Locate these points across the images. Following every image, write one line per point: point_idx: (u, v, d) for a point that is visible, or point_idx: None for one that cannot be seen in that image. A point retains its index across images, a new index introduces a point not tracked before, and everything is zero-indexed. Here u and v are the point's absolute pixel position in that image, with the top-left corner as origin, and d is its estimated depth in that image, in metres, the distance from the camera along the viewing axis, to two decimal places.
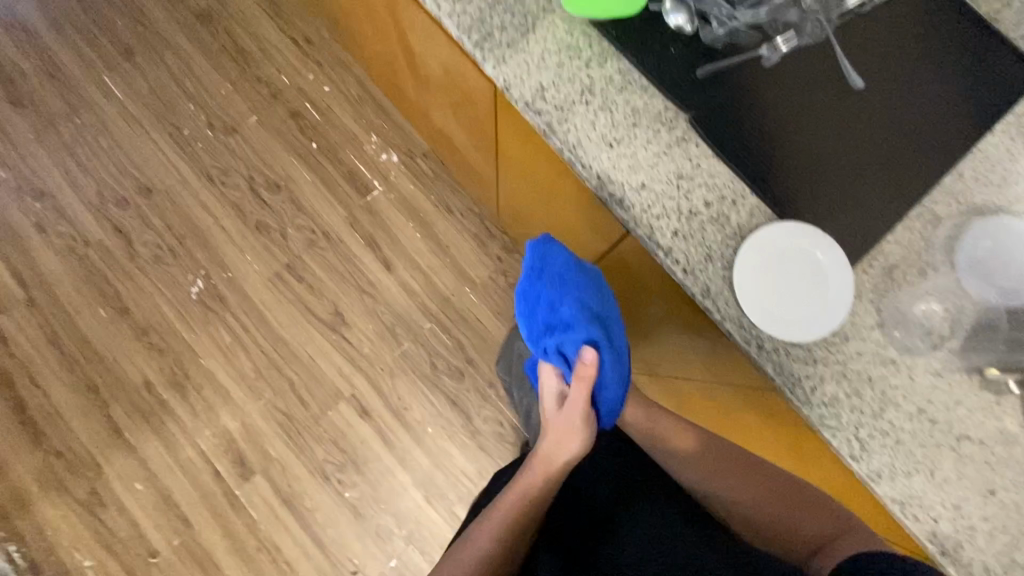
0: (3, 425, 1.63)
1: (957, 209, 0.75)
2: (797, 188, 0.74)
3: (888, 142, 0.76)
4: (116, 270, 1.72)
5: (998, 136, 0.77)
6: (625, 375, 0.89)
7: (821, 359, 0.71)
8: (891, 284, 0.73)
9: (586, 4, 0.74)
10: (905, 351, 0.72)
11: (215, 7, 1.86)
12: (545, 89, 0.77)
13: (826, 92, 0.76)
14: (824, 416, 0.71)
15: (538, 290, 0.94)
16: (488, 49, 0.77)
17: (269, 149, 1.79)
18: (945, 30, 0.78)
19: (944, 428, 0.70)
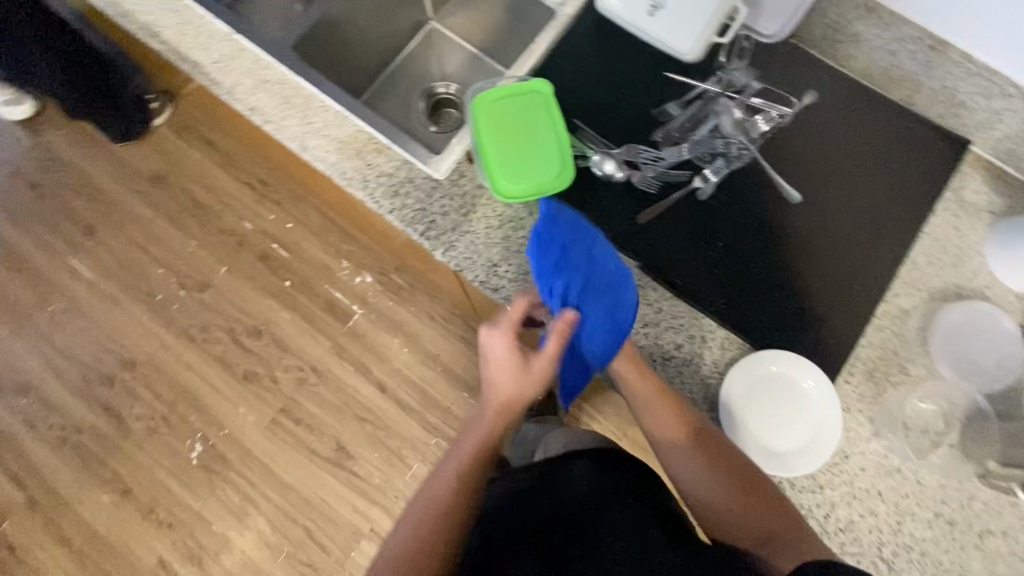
0: None
1: (920, 298, 0.76)
2: (763, 313, 0.75)
3: (835, 245, 0.78)
4: (112, 451, 1.69)
5: (940, 217, 0.79)
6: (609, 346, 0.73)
7: (826, 484, 0.71)
8: (876, 388, 0.73)
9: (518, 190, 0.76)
10: (906, 456, 0.71)
11: (167, 168, 1.87)
12: (498, 265, 0.78)
13: (766, 210, 0.78)
14: (844, 541, 0.69)
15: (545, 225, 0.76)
16: (434, 236, 0.79)
17: (243, 296, 1.78)
18: (863, 124, 0.82)
19: (966, 529, 0.69)
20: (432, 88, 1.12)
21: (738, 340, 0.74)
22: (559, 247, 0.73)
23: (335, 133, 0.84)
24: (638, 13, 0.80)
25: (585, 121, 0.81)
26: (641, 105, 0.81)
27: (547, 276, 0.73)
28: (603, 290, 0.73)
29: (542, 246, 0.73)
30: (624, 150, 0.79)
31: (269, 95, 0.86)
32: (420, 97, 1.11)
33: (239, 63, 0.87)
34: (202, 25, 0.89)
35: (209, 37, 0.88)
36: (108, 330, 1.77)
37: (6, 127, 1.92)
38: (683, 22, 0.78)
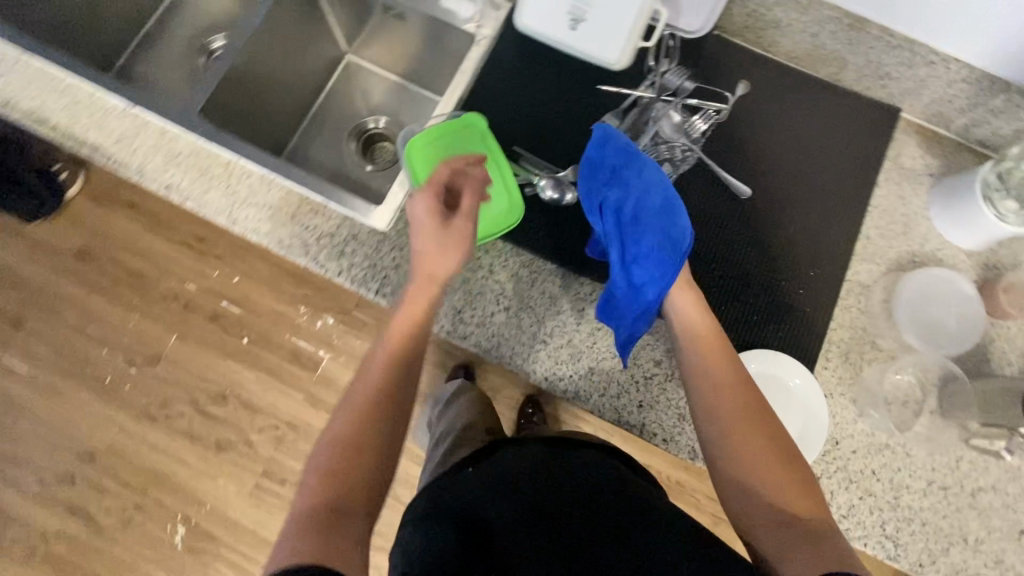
0: None
1: (879, 270, 0.77)
2: (730, 314, 0.75)
3: (790, 232, 0.78)
4: (64, 565, 1.39)
5: (884, 188, 0.80)
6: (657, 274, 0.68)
7: (822, 473, 0.71)
8: (853, 369, 0.74)
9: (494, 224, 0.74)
10: (891, 431, 0.72)
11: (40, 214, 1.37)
12: (461, 311, 0.75)
13: (717, 209, 0.78)
14: (848, 526, 0.70)
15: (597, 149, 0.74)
16: (390, 292, 0.75)
17: (192, 356, 1.39)
18: (795, 107, 0.82)
19: (958, 490, 0.71)
20: (361, 124, 1.07)
21: None
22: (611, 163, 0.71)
23: (264, 199, 0.78)
24: (560, 30, 0.77)
25: (525, 146, 0.78)
26: (578, 122, 0.79)
27: (590, 196, 0.71)
28: (656, 210, 0.71)
29: (590, 168, 0.72)
30: (570, 170, 0.78)
31: (183, 168, 0.79)
32: (350, 138, 1.06)
33: (143, 139, 0.80)
34: (94, 103, 0.81)
35: (105, 115, 0.81)
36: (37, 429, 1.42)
37: None
38: (607, 34, 0.75)
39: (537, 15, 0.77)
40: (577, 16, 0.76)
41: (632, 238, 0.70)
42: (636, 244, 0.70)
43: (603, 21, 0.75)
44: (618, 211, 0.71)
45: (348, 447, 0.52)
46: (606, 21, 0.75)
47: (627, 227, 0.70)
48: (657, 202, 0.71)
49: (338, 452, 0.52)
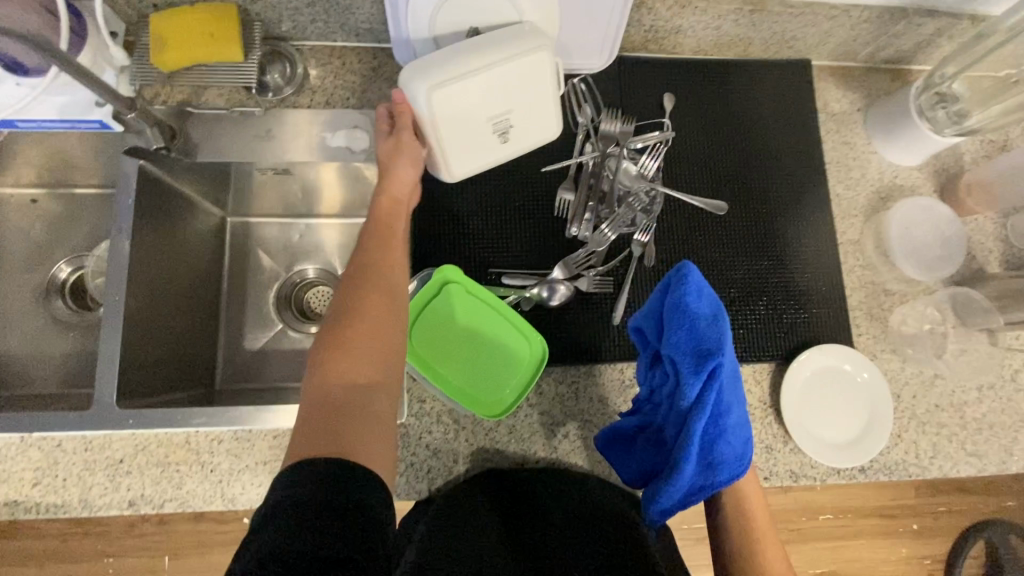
0: None
1: (860, 220, 0.80)
2: (763, 326, 0.74)
3: (774, 222, 0.77)
4: None
5: (829, 139, 0.81)
6: (693, 464, 0.58)
7: (899, 429, 0.74)
8: (880, 322, 0.77)
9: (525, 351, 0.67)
10: (934, 360, 0.76)
11: None
12: (525, 461, 0.69)
13: (705, 232, 0.76)
14: (940, 463, 0.74)
15: (698, 307, 0.60)
16: (444, 482, 0.67)
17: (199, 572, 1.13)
18: (724, 98, 0.79)
19: (1003, 383, 0.76)
20: (284, 287, 0.91)
21: (767, 365, 0.73)
22: (711, 332, 0.58)
23: (253, 457, 0.65)
24: (489, 146, 0.67)
25: (500, 261, 0.72)
26: (538, 212, 0.73)
27: (684, 358, 0.58)
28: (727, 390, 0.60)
29: (680, 322, 0.59)
30: (558, 267, 0.71)
31: (137, 472, 0.64)
32: (276, 305, 0.90)
33: (67, 465, 0.64)
34: None
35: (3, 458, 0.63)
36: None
37: None
38: (534, 126, 0.67)
39: (459, 152, 0.67)
40: (500, 127, 0.66)
41: (705, 422, 0.58)
42: (713, 434, 0.59)
43: (524, 119, 0.66)
44: (687, 372, 0.58)
45: (353, 355, 0.49)
46: (526, 115, 0.66)
47: (712, 408, 0.58)
48: (732, 369, 0.60)
49: (344, 355, 0.49)
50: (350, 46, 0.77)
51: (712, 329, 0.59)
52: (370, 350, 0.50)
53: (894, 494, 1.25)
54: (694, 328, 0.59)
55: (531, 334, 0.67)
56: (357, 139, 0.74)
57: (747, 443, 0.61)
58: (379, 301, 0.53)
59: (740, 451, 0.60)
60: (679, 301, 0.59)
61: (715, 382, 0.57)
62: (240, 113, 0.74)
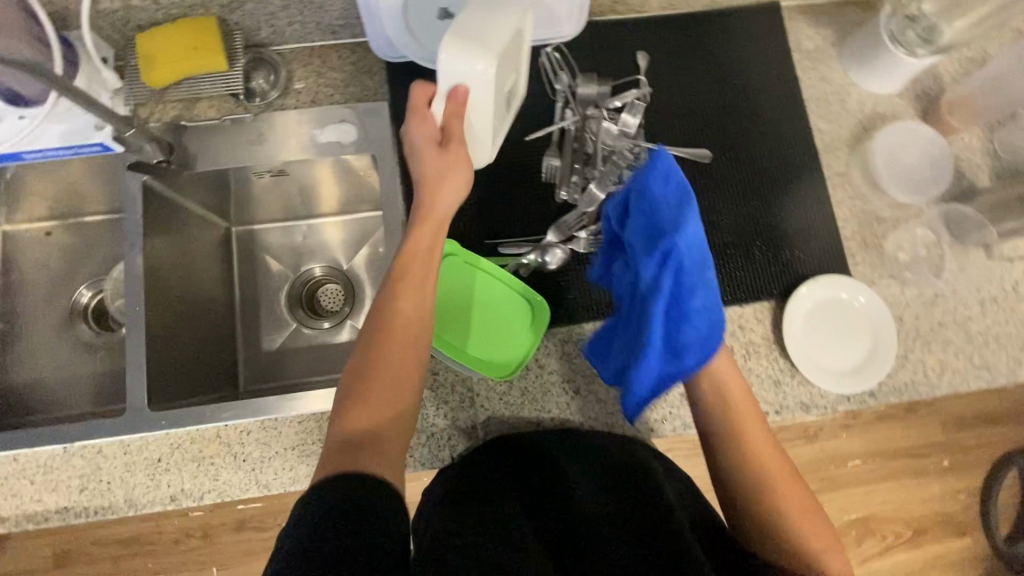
0: None
1: (846, 152, 0.80)
2: (759, 266, 0.76)
3: (760, 164, 0.79)
4: None
5: (807, 77, 0.82)
6: (652, 347, 0.58)
7: (904, 351, 0.75)
8: (876, 249, 0.78)
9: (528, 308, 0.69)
10: (934, 280, 0.77)
11: None
12: (541, 421, 0.71)
13: (692, 182, 0.77)
14: (949, 380, 0.75)
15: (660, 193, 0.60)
16: (465, 448, 0.70)
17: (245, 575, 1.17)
18: (697, 49, 0.81)
19: (1005, 294, 0.77)
20: (294, 288, 0.94)
21: (767, 302, 0.75)
22: (667, 224, 0.58)
23: (282, 443, 0.69)
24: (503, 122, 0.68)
25: (495, 232, 0.74)
26: (528, 180, 0.75)
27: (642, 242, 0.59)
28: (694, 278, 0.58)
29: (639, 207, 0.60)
30: (553, 230, 0.73)
31: (175, 469, 0.68)
32: (288, 305, 0.93)
33: (109, 468, 0.67)
34: (28, 463, 0.67)
35: (50, 468, 0.67)
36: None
37: None
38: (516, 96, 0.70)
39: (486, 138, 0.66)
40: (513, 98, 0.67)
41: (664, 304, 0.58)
42: (676, 318, 0.58)
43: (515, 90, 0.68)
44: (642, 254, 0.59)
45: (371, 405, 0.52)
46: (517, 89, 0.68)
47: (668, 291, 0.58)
48: (700, 257, 0.58)
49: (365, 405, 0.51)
50: (328, 44, 0.79)
51: (670, 210, 0.59)
52: (390, 400, 0.52)
53: (919, 429, 1.26)
54: (650, 211, 0.60)
55: (534, 297, 0.69)
56: (345, 132, 0.76)
57: (717, 328, 0.58)
58: (403, 348, 0.54)
59: (707, 335, 0.58)
60: (642, 187, 0.61)
61: (668, 261, 0.57)
62: (232, 120, 0.76)
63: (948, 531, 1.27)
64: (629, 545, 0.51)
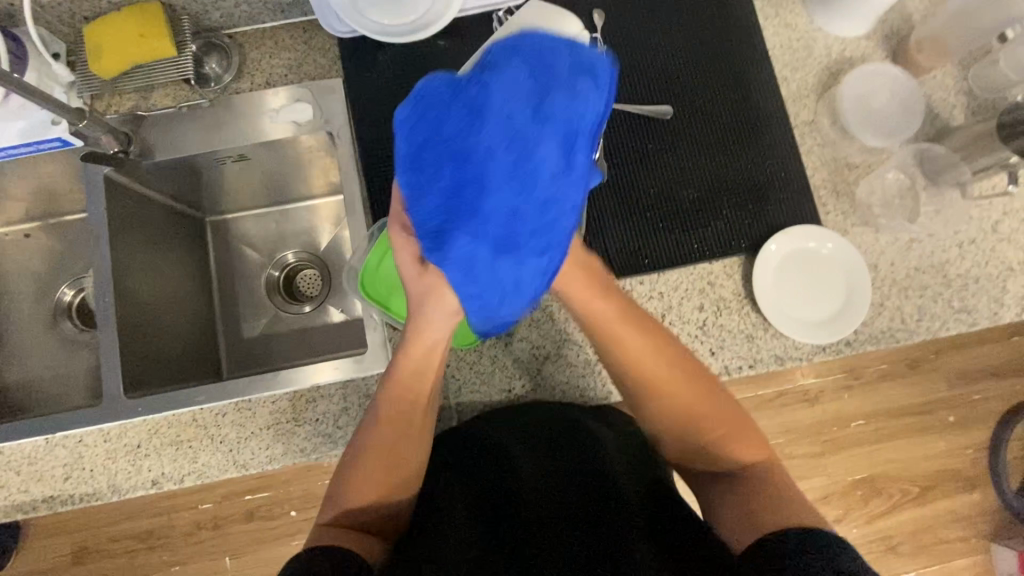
0: None
1: (814, 100, 0.78)
2: (727, 221, 0.75)
3: (725, 118, 0.77)
4: None
5: (770, 25, 0.80)
6: None
7: (880, 298, 0.74)
8: (848, 197, 0.76)
9: None
10: (908, 224, 0.75)
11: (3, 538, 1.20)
12: (512, 387, 0.71)
13: (655, 140, 0.76)
14: (928, 325, 0.73)
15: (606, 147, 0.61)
16: (439, 418, 0.71)
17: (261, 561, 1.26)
18: (654, 5, 0.79)
19: (983, 234, 0.75)
20: (271, 274, 0.95)
21: (736, 257, 0.74)
22: (468, 96, 0.43)
23: (258, 423, 0.70)
24: None
25: None
26: None
27: None
28: (544, 177, 0.43)
29: None
30: None
31: (155, 454, 0.69)
32: (266, 292, 0.94)
33: (91, 457, 0.69)
34: (12, 456, 0.69)
35: (34, 459, 0.69)
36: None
37: None
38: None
39: None
40: None
41: None
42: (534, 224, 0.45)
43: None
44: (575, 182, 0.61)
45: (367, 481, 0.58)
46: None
47: None
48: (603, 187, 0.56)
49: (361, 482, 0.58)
50: (281, 24, 0.79)
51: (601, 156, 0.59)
52: (385, 491, 0.59)
53: (917, 385, 1.24)
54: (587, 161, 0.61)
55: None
56: (301, 112, 0.76)
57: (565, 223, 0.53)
58: (399, 448, 0.60)
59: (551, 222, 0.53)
60: None
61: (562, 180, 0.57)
62: (190, 108, 0.77)
63: (955, 487, 1.25)
64: (586, 537, 0.51)
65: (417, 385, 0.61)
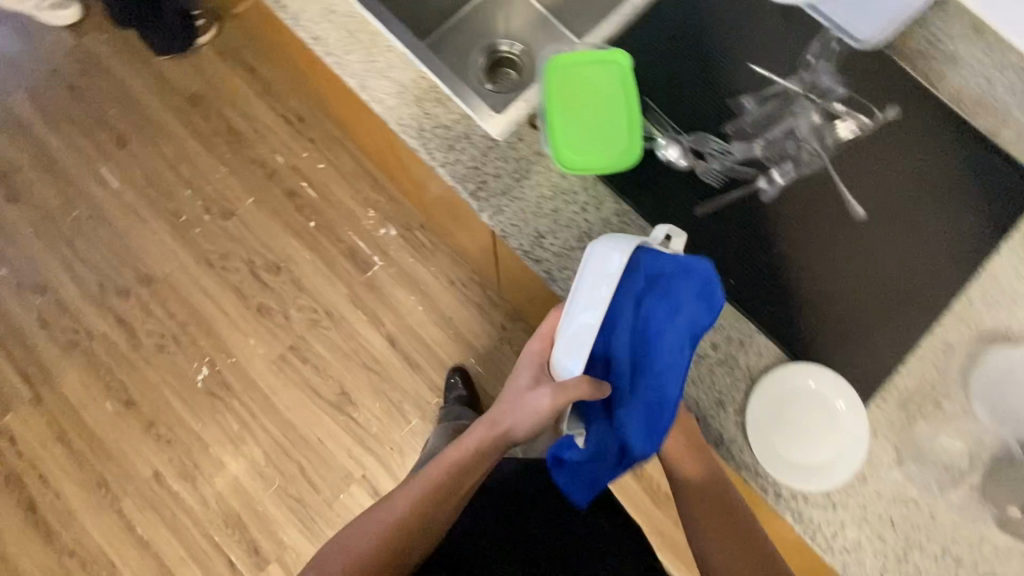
0: (9, 514, 1.65)
1: (969, 335, 0.74)
2: (806, 322, 0.73)
3: (895, 269, 0.75)
4: (119, 360, 1.72)
5: (1006, 257, 0.76)
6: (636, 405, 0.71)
7: (840, 503, 0.70)
8: (906, 418, 0.72)
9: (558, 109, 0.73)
10: (924, 489, 0.70)
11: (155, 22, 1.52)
12: (543, 236, 0.77)
13: (829, 222, 0.75)
14: (847, 560, 0.69)
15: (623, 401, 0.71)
16: (484, 197, 0.78)
17: (268, 231, 1.77)
18: (940, 145, 0.77)
19: (973, 569, 0.68)
20: (495, 44, 1.09)
21: (776, 348, 0.73)
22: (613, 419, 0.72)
23: (398, 76, 0.81)
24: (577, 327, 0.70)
25: (655, 100, 0.79)
26: (721, 94, 0.79)
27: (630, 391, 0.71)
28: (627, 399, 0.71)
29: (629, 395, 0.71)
30: (692, 138, 0.77)
31: (333, 24, 0.83)
32: (479, 53, 1.09)
33: None
34: None
35: None
36: (166, 244, 1.78)
37: (50, 33, 1.91)
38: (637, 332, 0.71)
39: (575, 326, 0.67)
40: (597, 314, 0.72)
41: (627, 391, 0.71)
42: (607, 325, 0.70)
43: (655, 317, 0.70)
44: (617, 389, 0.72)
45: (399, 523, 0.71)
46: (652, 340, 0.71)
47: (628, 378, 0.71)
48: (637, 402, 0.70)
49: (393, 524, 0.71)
50: None
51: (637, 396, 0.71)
52: (380, 568, 0.68)
53: None
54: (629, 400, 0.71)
55: (634, 139, 0.73)
56: None
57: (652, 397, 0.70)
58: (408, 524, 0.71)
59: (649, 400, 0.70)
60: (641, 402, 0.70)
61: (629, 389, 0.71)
62: None
63: None
64: None
65: (454, 480, 0.73)
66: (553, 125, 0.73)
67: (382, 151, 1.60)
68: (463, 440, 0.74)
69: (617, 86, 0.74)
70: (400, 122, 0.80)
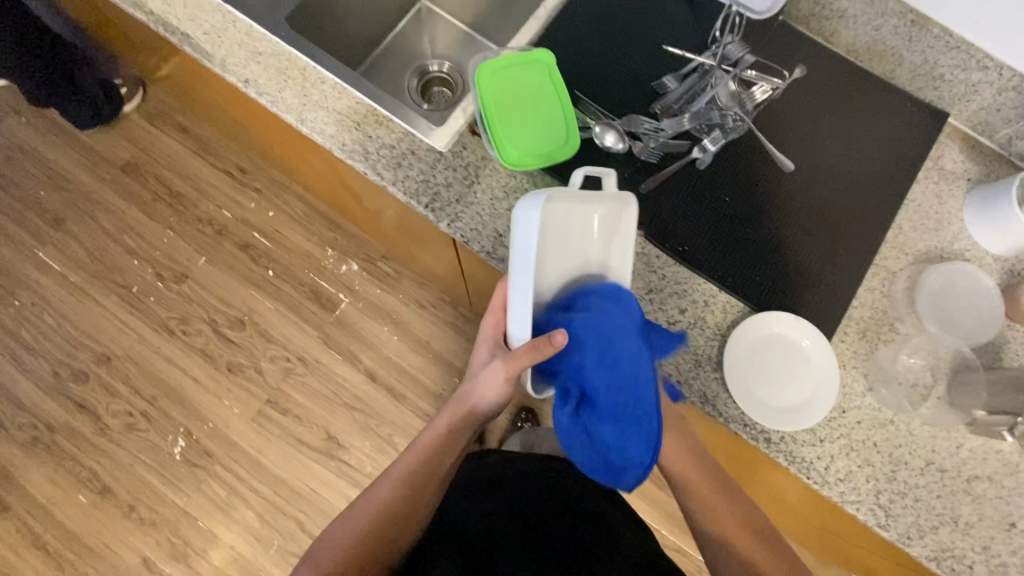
0: None
1: (907, 260, 0.80)
2: (762, 275, 0.78)
3: (829, 211, 0.81)
4: (86, 448, 1.63)
5: (923, 185, 0.83)
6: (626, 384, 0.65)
7: (826, 437, 0.73)
8: (868, 345, 0.76)
9: (495, 114, 0.76)
10: (898, 409, 0.74)
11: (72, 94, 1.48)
12: (503, 235, 0.79)
13: (763, 179, 0.81)
14: (843, 490, 0.72)
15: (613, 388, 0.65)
16: (439, 208, 0.79)
17: (226, 287, 1.73)
18: (844, 95, 0.85)
19: (955, 474, 0.73)
20: (424, 66, 1.13)
21: (738, 304, 0.77)
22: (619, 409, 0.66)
23: (334, 105, 0.82)
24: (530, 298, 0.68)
25: (584, 92, 0.83)
26: (644, 78, 0.84)
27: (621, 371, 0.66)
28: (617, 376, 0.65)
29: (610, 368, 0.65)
30: (624, 122, 0.82)
31: (263, 65, 0.84)
32: (411, 76, 1.12)
33: (229, 34, 0.85)
34: None
35: (198, 7, 0.86)
36: (118, 319, 1.72)
37: None
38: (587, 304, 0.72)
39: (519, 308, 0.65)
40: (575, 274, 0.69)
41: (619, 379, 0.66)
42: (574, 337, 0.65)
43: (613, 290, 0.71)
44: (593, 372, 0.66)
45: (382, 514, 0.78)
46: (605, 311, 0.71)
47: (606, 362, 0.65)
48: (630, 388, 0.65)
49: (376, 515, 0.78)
50: None
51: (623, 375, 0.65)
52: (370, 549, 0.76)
53: None
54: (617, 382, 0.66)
55: (572, 130, 0.76)
56: None
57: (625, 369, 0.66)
58: (392, 512, 0.78)
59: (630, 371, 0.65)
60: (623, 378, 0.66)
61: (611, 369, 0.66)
62: None
63: None
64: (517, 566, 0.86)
65: (431, 465, 0.79)
66: (493, 127, 0.76)
67: (330, 189, 1.60)
68: (433, 428, 0.80)
69: (548, 82, 0.78)
70: (345, 149, 0.81)
